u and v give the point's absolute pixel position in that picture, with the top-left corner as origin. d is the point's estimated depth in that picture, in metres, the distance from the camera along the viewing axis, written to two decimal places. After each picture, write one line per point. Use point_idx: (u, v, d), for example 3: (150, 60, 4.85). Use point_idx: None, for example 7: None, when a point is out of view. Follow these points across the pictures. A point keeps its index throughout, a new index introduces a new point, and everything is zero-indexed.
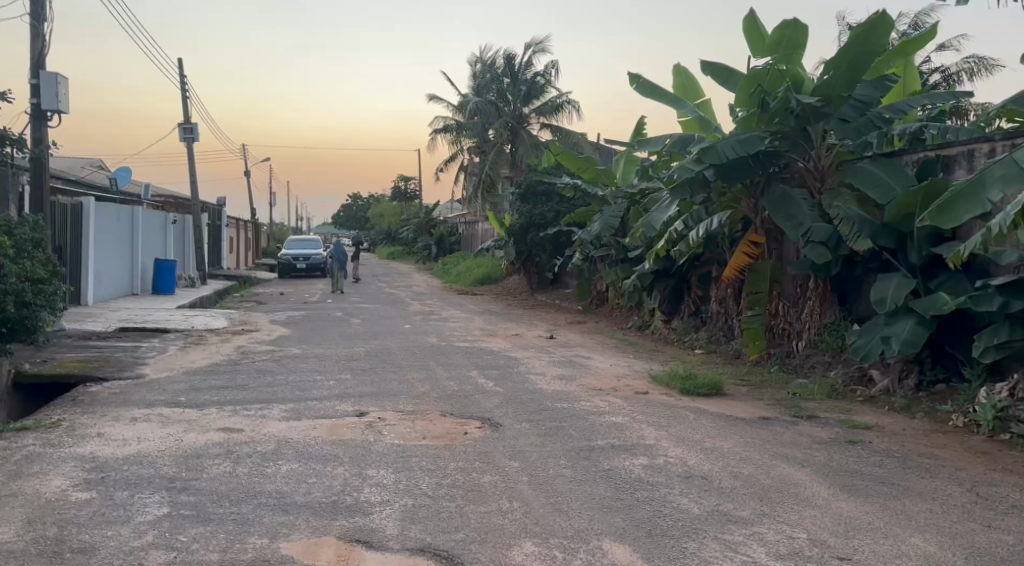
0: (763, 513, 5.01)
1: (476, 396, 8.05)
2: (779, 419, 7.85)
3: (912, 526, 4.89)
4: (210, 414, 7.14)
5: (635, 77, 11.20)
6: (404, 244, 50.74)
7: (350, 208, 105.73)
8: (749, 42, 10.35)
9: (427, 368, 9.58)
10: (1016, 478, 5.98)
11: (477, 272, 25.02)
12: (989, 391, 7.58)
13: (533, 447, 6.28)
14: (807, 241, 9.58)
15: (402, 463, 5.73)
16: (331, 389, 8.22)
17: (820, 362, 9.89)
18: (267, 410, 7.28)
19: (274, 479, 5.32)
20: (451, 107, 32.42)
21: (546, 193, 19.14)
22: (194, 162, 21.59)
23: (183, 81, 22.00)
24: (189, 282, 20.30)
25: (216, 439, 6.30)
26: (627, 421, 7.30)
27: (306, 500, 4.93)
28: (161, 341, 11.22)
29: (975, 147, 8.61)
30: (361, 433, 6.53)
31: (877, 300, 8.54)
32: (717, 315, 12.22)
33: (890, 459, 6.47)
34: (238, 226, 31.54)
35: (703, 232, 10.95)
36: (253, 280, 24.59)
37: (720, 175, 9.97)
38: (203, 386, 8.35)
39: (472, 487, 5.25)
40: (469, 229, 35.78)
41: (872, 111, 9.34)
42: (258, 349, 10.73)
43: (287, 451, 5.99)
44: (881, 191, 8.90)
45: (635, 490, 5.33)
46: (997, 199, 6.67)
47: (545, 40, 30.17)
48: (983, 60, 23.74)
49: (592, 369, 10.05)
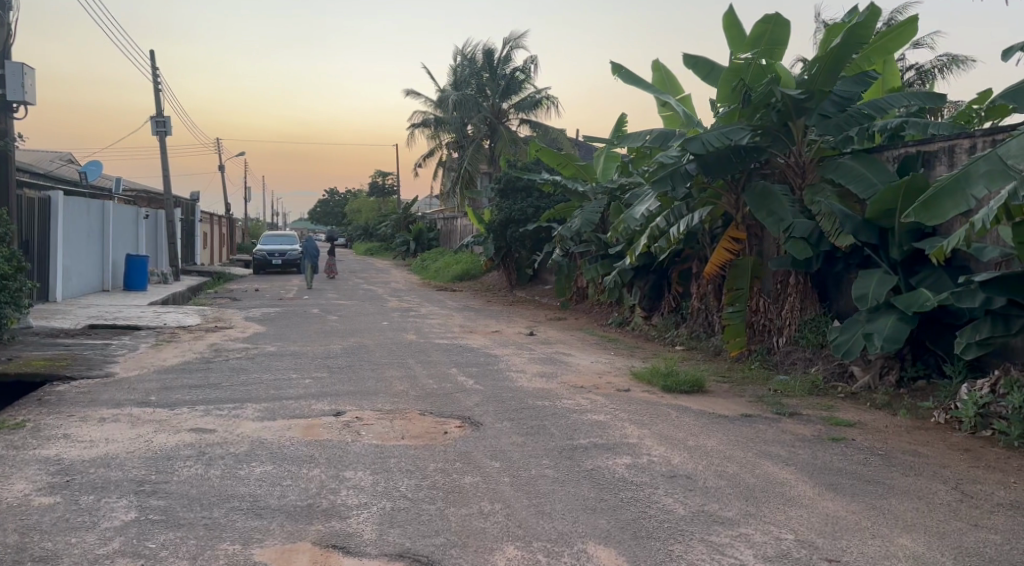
0: (750, 514, 4.92)
1: (456, 395, 7.90)
2: (762, 416, 7.78)
3: (900, 527, 4.81)
4: (182, 414, 6.94)
5: (617, 67, 11.10)
6: (382, 240, 50.41)
7: (327, 204, 104.97)
8: (728, 35, 10.22)
9: (406, 366, 9.41)
10: (1000, 475, 5.95)
11: (455, 269, 24.85)
12: (971, 388, 7.55)
13: (515, 447, 6.15)
14: (788, 237, 9.52)
15: (380, 464, 5.57)
16: (306, 388, 8.04)
17: (801, 359, 9.84)
18: (241, 410, 7.09)
19: (248, 482, 5.15)
20: (429, 102, 32.21)
21: (525, 189, 19.02)
22: (166, 155, 21.20)
23: (156, 73, 21.59)
24: (161, 278, 19.94)
25: (188, 441, 6.10)
26: (609, 419, 7.19)
27: (280, 503, 4.76)
28: (131, 339, 10.96)
29: (956, 142, 8.59)
30: (338, 433, 6.36)
31: (859, 297, 8.50)
32: (697, 311, 12.15)
33: (875, 457, 6.42)
34: (212, 221, 31.07)
35: (684, 228, 10.89)
36: (228, 277, 24.23)
37: (702, 169, 9.89)
38: (175, 385, 8.12)
39: (453, 489, 5.11)
40: (447, 225, 35.56)
41: (854, 106, 9.25)
42: (231, 347, 10.49)
43: (261, 452, 5.82)
44: (862, 186, 8.86)
45: (620, 490, 5.22)
46: (981, 196, 6.55)
47: (524, 35, 30.08)
48: (956, 57, 23.94)
49: (572, 367, 9.94)
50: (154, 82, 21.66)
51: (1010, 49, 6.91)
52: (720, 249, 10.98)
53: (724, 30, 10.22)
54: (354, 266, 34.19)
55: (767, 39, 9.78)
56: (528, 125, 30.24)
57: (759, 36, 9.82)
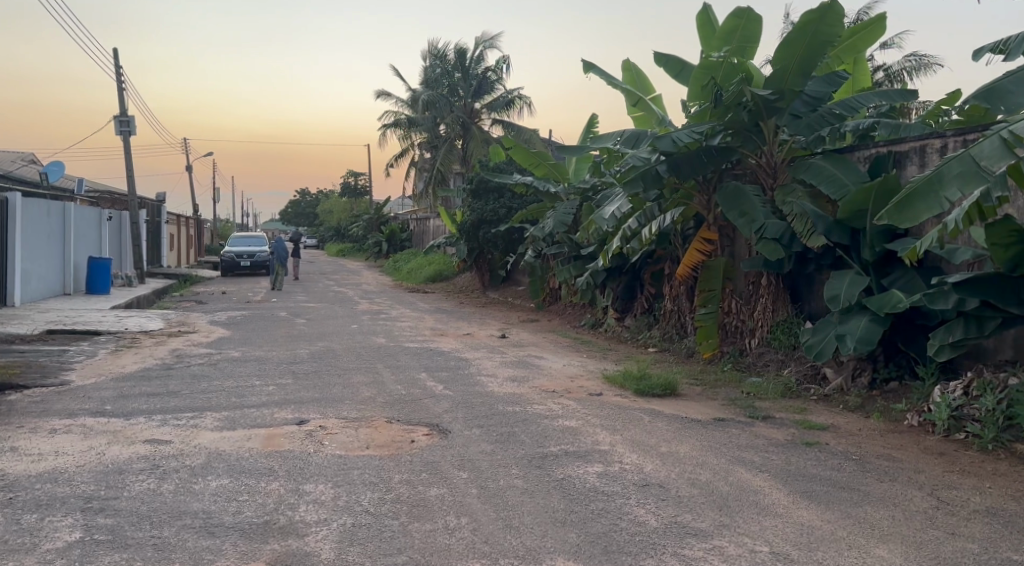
0: (723, 525, 4.79)
1: (425, 401, 7.71)
2: (734, 420, 7.67)
3: (876, 536, 4.71)
4: (138, 424, 6.67)
5: (589, 64, 10.97)
6: (353, 241, 49.96)
7: (299, 204, 103.98)
8: (701, 33, 10.16)
9: (374, 371, 9.19)
10: (975, 480, 5.88)
11: (429, 269, 24.62)
12: (943, 389, 7.50)
13: (484, 456, 5.97)
14: (760, 237, 9.43)
15: (342, 477, 5.36)
16: (269, 395, 7.79)
17: (773, 361, 9.78)
18: (199, 419, 6.83)
19: (202, 498, 4.92)
20: (401, 102, 31.94)
21: (498, 189, 18.85)
22: (130, 156, 20.72)
23: (119, 72, 21.10)
24: (125, 281, 19.46)
25: (142, 453, 5.85)
26: (581, 425, 7.03)
27: (234, 521, 4.55)
28: (90, 344, 10.61)
29: (927, 142, 8.56)
30: (300, 444, 6.13)
31: (831, 297, 8.44)
32: (669, 313, 12.03)
33: (850, 463, 6.31)
34: (179, 223, 30.50)
35: (656, 229, 10.78)
36: (195, 279, 23.77)
37: (673, 171, 9.76)
38: (132, 393, 7.84)
39: (417, 502, 4.92)
40: (420, 226, 35.34)
41: (824, 107, 9.20)
42: (194, 352, 10.19)
43: (218, 464, 5.59)
44: (834, 186, 8.78)
45: (590, 501, 5.06)
46: (955, 199, 6.35)
47: (497, 35, 29.98)
48: (923, 58, 24.20)
49: (544, 370, 9.78)
50: (117, 80, 21.15)
51: (980, 50, 6.85)
52: (692, 249, 10.84)
53: (698, 29, 10.17)
54: (325, 266, 35.30)
55: (740, 34, 9.70)
56: (500, 124, 30.10)
57: (731, 32, 9.74)
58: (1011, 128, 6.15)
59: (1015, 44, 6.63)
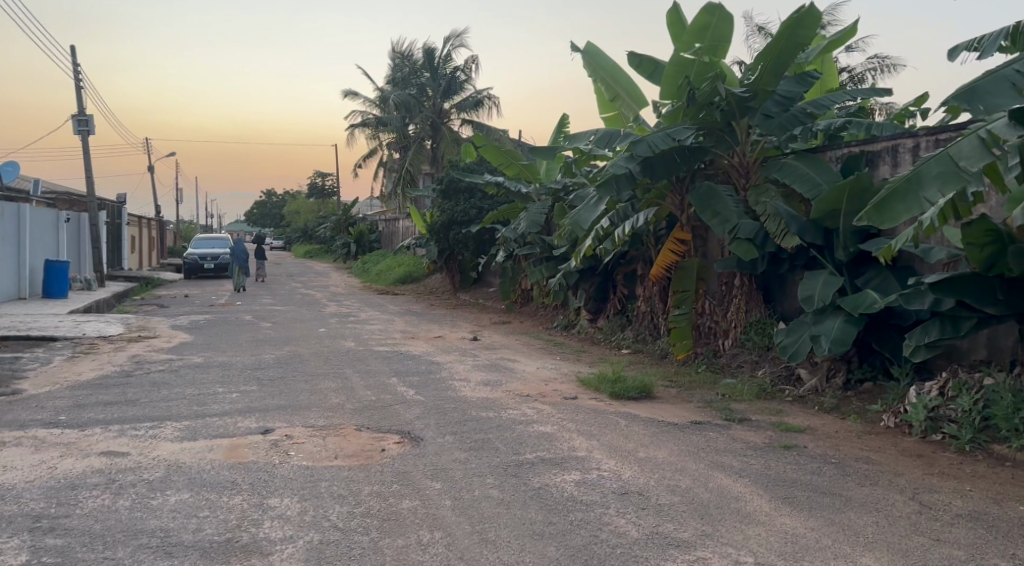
0: (705, 534, 4.64)
1: (396, 407, 7.48)
2: (711, 423, 7.54)
3: (861, 544, 4.60)
4: (94, 435, 6.37)
5: (575, 48, 10.97)
6: (321, 243, 49.31)
7: (265, 205, 102.59)
8: (672, 31, 10.07)
9: (343, 376, 8.94)
10: (956, 483, 5.81)
11: (398, 271, 24.31)
12: (919, 390, 7.43)
13: (457, 464, 5.77)
14: (734, 238, 9.31)
15: (309, 490, 5.12)
16: (233, 403, 7.51)
17: (747, 361, 9.70)
18: (159, 430, 6.54)
19: (159, 514, 4.66)
20: (369, 101, 31.63)
21: (468, 190, 18.66)
22: (89, 155, 20.17)
23: (77, 69, 20.53)
24: (83, 285, 18.89)
25: (97, 466, 5.56)
26: (556, 430, 6.86)
27: (194, 539, 4.30)
28: (45, 351, 10.21)
29: (900, 142, 8.53)
30: (266, 454, 5.88)
31: (806, 298, 8.35)
32: (642, 314, 11.92)
33: (829, 466, 6.21)
34: (140, 224, 29.80)
35: (630, 230, 10.62)
36: (157, 282, 23.22)
37: (645, 173, 9.55)
38: (88, 403, 7.50)
39: (389, 516, 4.70)
40: (389, 227, 35.02)
41: (796, 107, 9.10)
42: (154, 359, 9.85)
43: (178, 478, 5.32)
44: (807, 186, 8.72)
45: (569, 512, 4.89)
46: (934, 199, 6.21)
47: (465, 34, 29.79)
48: (885, 59, 24.51)
49: (517, 374, 9.58)
50: (75, 77, 20.58)
51: (955, 49, 6.81)
52: (666, 250, 10.71)
53: (668, 27, 10.07)
54: (292, 266, 36.64)
55: (712, 32, 9.62)
56: (470, 125, 29.91)
57: (703, 30, 9.63)
58: (989, 127, 6.08)
59: (989, 42, 6.58)
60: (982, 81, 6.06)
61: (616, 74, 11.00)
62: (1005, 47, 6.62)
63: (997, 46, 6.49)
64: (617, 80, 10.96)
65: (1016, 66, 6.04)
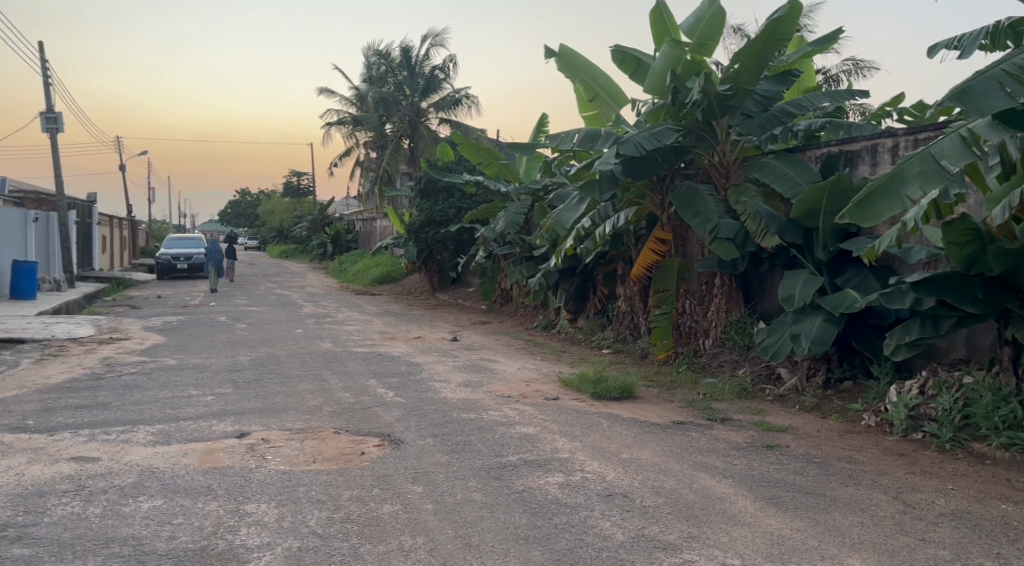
0: (691, 537, 4.58)
1: (375, 409, 7.36)
2: (693, 423, 7.50)
3: (847, 544, 4.56)
4: (63, 440, 6.19)
5: (550, 51, 10.90)
6: (297, 243, 48.88)
7: (240, 205, 101.59)
8: (655, 31, 10.04)
9: (321, 378, 8.78)
10: (938, 482, 5.80)
11: (376, 271, 24.11)
12: (899, 389, 7.43)
13: (438, 467, 5.67)
14: (714, 237, 9.26)
15: (286, 495, 4.99)
16: (208, 406, 7.35)
17: (728, 361, 9.67)
18: (131, 434, 6.37)
19: (132, 522, 4.51)
20: (345, 100, 31.37)
21: (446, 189, 18.51)
22: (58, 154, 19.79)
23: (45, 66, 20.13)
24: (53, 286, 18.52)
25: (66, 472, 5.39)
26: (539, 431, 6.78)
27: (168, 547, 4.16)
28: (12, 353, 9.95)
29: (879, 141, 8.56)
30: (241, 459, 5.74)
31: (786, 297, 8.32)
32: (622, 314, 11.89)
33: (812, 466, 6.18)
34: (111, 224, 29.32)
35: (610, 229, 10.56)
36: (129, 283, 22.85)
37: (629, 172, 9.46)
38: (57, 406, 7.30)
39: (369, 521, 4.59)
40: (366, 227, 34.79)
41: (775, 107, 9.22)
42: (126, 361, 9.64)
43: (150, 484, 5.17)
44: (787, 186, 8.71)
45: (552, 515, 4.81)
46: (917, 197, 6.18)
47: (443, 34, 29.66)
48: (859, 63, 24.74)
49: (498, 374, 9.49)
50: (43, 74, 20.18)
51: (935, 47, 6.81)
52: (646, 250, 10.72)
53: (651, 26, 10.04)
54: (267, 266, 36.50)
55: (699, 30, 9.60)
56: (448, 124, 29.74)
57: (694, 26, 9.66)
58: (971, 127, 6.07)
59: (969, 41, 6.60)
60: (971, 81, 5.86)
61: (594, 73, 10.92)
62: (985, 46, 6.65)
63: (977, 45, 6.51)
64: (595, 79, 10.90)
65: (1004, 66, 5.86)
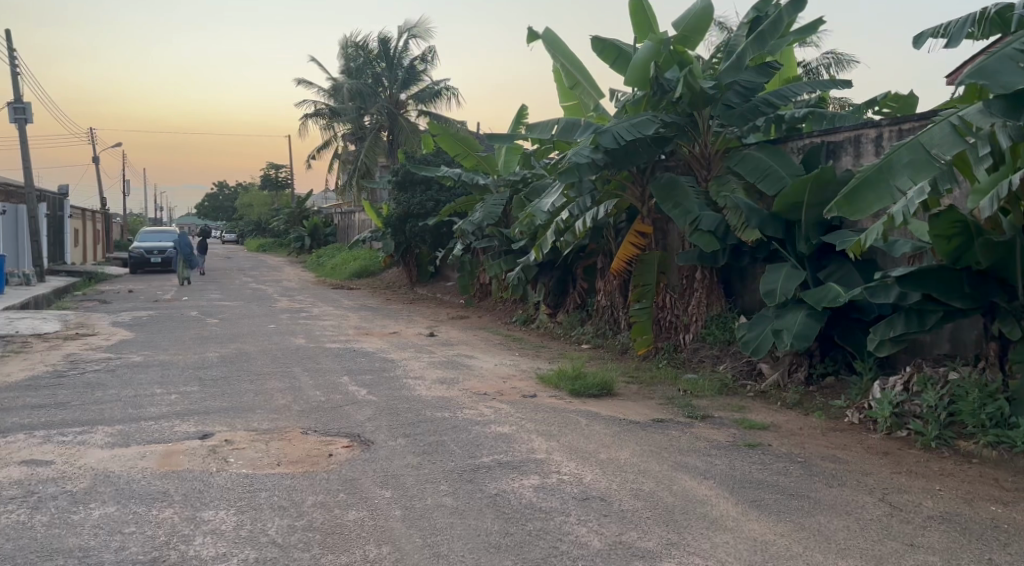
0: (671, 543, 4.38)
1: (345, 408, 7.10)
2: (674, 421, 7.32)
3: (833, 551, 4.38)
4: (16, 442, 5.90)
5: (531, 35, 10.67)
6: (274, 238, 48.25)
7: (218, 198, 100.57)
8: (635, 20, 9.81)
9: (291, 375, 8.51)
10: (925, 482, 5.64)
11: (354, 265, 23.75)
12: (883, 386, 7.27)
13: (409, 469, 5.44)
14: (695, 229, 9.09)
15: (246, 501, 4.74)
16: (171, 405, 7.07)
17: (708, 357, 9.48)
18: (88, 436, 6.10)
19: (80, 531, 4.26)
20: (322, 91, 30.89)
21: (424, 182, 18.25)
22: (27, 146, 19.30)
23: (13, 55, 19.61)
24: (22, 279, 18.07)
25: (15, 477, 5.11)
26: (514, 431, 6.56)
27: (116, 559, 3.92)
28: None
29: (862, 132, 8.39)
30: (202, 462, 5.48)
31: (767, 292, 8.11)
32: (602, 308, 11.70)
33: (794, 466, 6.00)
34: (83, 218, 28.72)
35: (590, 222, 10.34)
36: (101, 276, 22.41)
37: (608, 162, 9.26)
38: (13, 406, 7.00)
39: (332, 529, 4.36)
40: (344, 219, 34.38)
41: (757, 97, 8.96)
42: (90, 357, 9.32)
43: (104, 489, 4.91)
44: (768, 179, 8.55)
45: (526, 521, 4.60)
46: (906, 188, 6.02)
47: (422, 24, 29.25)
48: (839, 56, 24.62)
49: (475, 371, 9.26)
50: (11, 64, 19.66)
51: (921, 37, 6.68)
52: (626, 243, 10.50)
53: (631, 16, 9.81)
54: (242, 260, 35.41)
55: (687, 25, 9.45)
56: (427, 117, 29.34)
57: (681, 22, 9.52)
58: (960, 114, 5.93)
59: (955, 28, 6.44)
60: (987, 61, 5.53)
61: (575, 61, 10.70)
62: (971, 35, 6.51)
63: (965, 32, 6.35)
64: (576, 67, 10.69)
65: (1014, 45, 5.60)
